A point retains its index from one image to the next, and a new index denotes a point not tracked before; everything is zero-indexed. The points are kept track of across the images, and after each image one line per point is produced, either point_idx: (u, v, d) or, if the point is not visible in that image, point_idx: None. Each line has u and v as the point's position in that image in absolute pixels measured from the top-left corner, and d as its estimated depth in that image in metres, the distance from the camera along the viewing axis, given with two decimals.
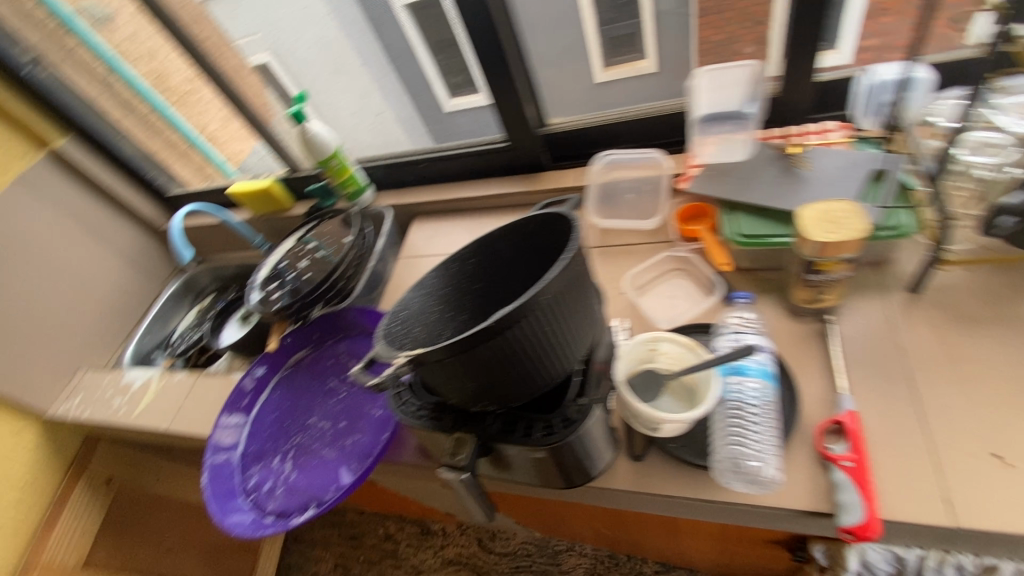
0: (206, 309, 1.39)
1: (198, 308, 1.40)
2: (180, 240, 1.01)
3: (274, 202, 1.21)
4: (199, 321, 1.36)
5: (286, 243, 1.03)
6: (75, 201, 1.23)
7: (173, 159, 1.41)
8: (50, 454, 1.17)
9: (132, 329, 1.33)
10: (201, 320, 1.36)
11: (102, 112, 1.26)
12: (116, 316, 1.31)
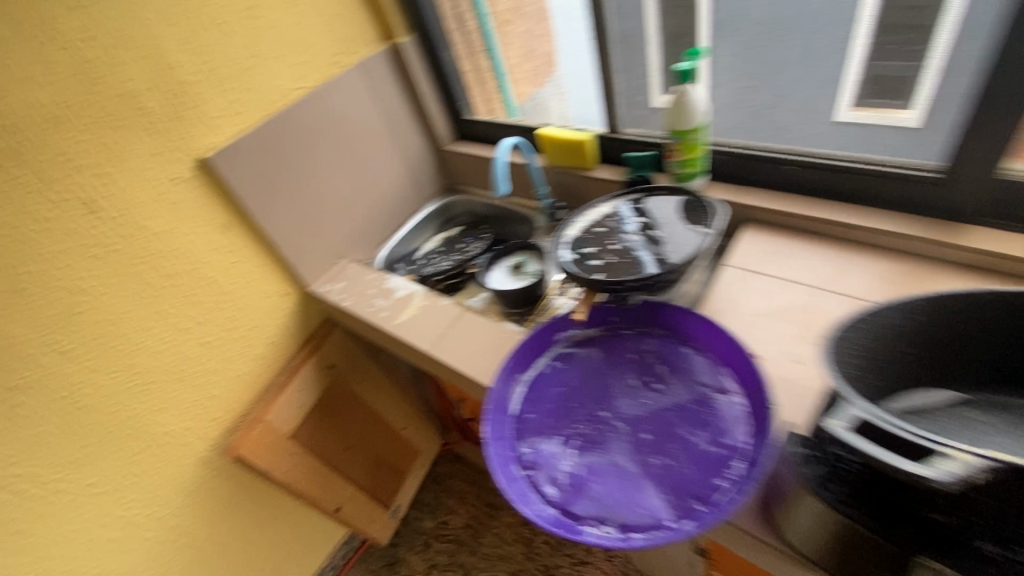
0: (451, 239, 1.41)
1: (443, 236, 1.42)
2: (501, 170, 0.95)
3: (579, 157, 1.11)
4: (444, 249, 1.38)
5: (604, 208, 0.94)
6: (391, 98, 1.23)
7: (473, 82, 1.36)
8: (297, 323, 1.23)
9: (389, 235, 1.36)
10: (446, 248, 1.38)
11: (441, 15, 1.23)
12: (380, 218, 1.32)
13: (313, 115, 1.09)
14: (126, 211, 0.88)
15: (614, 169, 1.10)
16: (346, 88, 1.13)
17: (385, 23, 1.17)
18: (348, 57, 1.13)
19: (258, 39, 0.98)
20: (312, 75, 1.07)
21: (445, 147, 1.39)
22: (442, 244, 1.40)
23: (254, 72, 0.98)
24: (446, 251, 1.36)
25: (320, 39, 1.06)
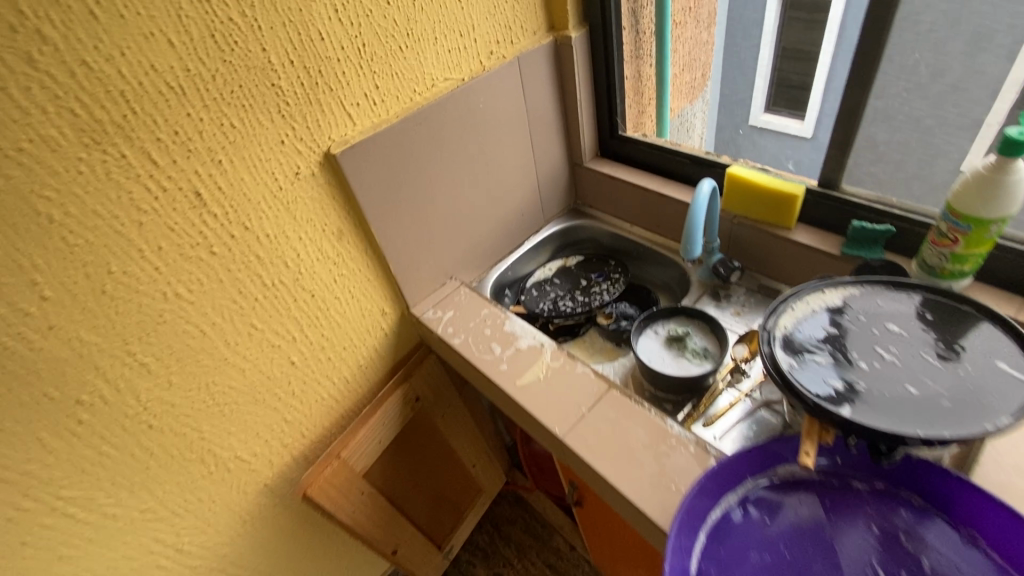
0: (569, 268, 1.22)
1: (560, 263, 1.23)
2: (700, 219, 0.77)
3: (778, 212, 0.87)
4: (561, 279, 1.19)
5: (831, 295, 0.70)
6: (540, 101, 1.03)
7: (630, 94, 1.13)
8: (390, 345, 1.06)
9: (502, 256, 1.17)
10: (564, 278, 1.19)
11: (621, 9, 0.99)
12: (497, 236, 1.13)
13: (454, 113, 0.90)
14: (235, 209, 0.72)
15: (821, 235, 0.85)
16: (496, 85, 0.94)
17: (558, 10, 0.95)
18: (506, 47, 0.92)
19: (416, 14, 0.78)
20: (464, 65, 0.88)
21: (584, 164, 1.17)
22: (558, 273, 1.22)
23: (404, 55, 0.80)
24: (563, 283, 1.17)
25: (481, 22, 0.86)
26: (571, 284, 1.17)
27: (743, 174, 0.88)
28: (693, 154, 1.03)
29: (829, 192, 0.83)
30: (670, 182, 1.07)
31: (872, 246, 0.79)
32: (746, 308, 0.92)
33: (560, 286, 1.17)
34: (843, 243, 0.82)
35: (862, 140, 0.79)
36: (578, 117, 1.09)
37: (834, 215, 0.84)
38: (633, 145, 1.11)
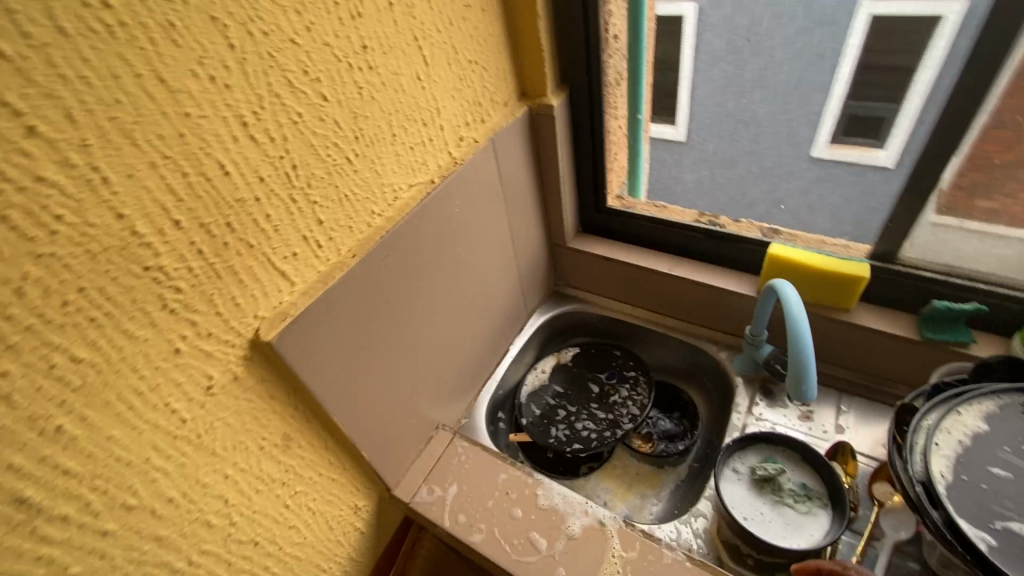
0: (566, 366, 0.98)
1: (553, 361, 0.99)
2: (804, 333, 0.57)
3: (838, 294, 0.73)
4: (562, 385, 0.95)
5: (970, 418, 0.57)
6: (517, 185, 0.81)
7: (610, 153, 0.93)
8: (370, 541, 0.75)
9: (489, 375, 0.92)
10: (565, 383, 0.95)
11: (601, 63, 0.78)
12: (481, 353, 0.88)
13: (426, 229, 0.65)
14: (108, 488, 0.40)
15: (889, 315, 0.73)
16: (470, 179, 0.70)
17: (531, 73, 0.73)
18: (477, 129, 0.69)
19: (366, 108, 0.52)
20: (431, 161, 0.63)
21: (567, 244, 0.96)
22: (555, 376, 0.97)
23: (354, 167, 0.53)
24: (568, 391, 0.94)
25: (446, 101, 0.62)
26: (579, 391, 0.94)
27: (790, 255, 0.74)
28: (708, 228, 0.83)
29: (892, 267, 0.71)
30: (680, 261, 0.88)
31: (959, 327, 0.68)
32: (813, 408, 0.78)
33: (564, 395, 0.94)
34: (921, 325, 0.70)
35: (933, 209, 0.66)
36: (558, 195, 0.88)
37: (901, 292, 0.72)
38: (629, 220, 0.91)
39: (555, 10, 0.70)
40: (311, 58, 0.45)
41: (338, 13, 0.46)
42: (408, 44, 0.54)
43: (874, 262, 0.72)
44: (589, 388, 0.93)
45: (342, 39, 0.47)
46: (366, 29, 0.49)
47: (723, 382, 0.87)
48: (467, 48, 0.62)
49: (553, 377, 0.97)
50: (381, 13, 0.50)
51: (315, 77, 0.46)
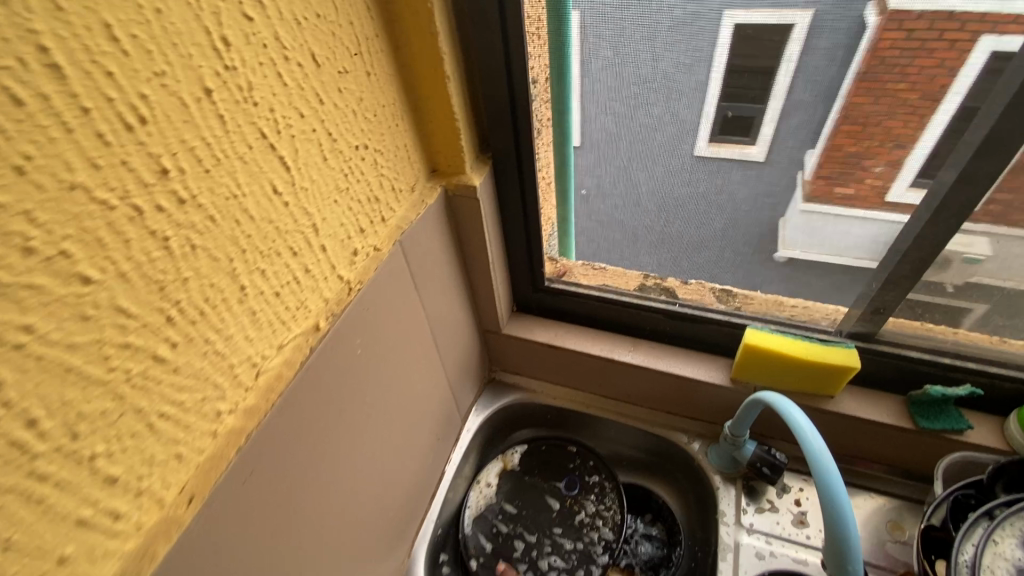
0: (516, 474, 0.81)
1: (500, 468, 0.82)
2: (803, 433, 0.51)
3: (823, 383, 0.64)
4: (515, 502, 0.78)
5: (1007, 546, 0.48)
6: (437, 282, 0.62)
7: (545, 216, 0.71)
8: None
9: (426, 514, 0.73)
10: (518, 499, 0.78)
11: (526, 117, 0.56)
12: (414, 495, 0.68)
13: (316, 397, 0.44)
14: None
15: (876, 398, 0.65)
16: (373, 303, 0.50)
17: (442, 145, 0.54)
18: (376, 232, 0.49)
19: (184, 264, 0.31)
20: (311, 300, 0.42)
21: (501, 331, 0.78)
22: (504, 490, 0.80)
23: (172, 363, 0.31)
24: (523, 511, 0.77)
25: (324, 211, 0.42)
26: (537, 509, 0.77)
27: (770, 343, 0.63)
28: (666, 306, 0.71)
29: (874, 350, 0.63)
30: (636, 344, 0.75)
31: (952, 412, 0.61)
32: (806, 509, 0.68)
33: (519, 517, 0.77)
34: (914, 411, 0.63)
35: (920, 288, 0.58)
36: (488, 282, 0.70)
37: (884, 373, 0.64)
38: (574, 299, 0.76)
39: (468, 64, 0.52)
40: (43, 221, 0.23)
41: (95, 128, 0.25)
42: (251, 146, 0.34)
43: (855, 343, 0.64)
44: (548, 502, 0.77)
45: (112, 168, 0.26)
46: (163, 141, 0.28)
47: (698, 478, 0.75)
48: (348, 130, 0.42)
49: (502, 491, 0.79)
50: (193, 109, 0.29)
51: (57, 249, 0.24)
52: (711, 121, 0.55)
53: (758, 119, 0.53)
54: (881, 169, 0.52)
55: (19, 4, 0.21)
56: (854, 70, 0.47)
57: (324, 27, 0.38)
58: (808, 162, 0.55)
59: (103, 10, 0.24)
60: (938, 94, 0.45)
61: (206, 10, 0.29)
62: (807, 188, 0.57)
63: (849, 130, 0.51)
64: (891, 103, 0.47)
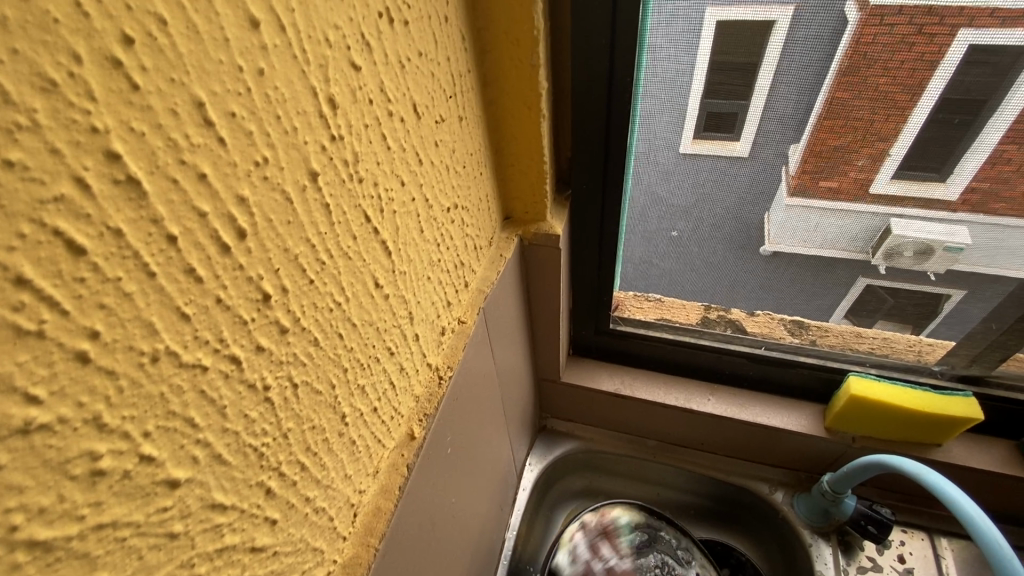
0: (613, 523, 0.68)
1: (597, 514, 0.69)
2: (996, 548, 0.44)
3: (936, 433, 0.59)
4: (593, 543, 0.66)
5: None
6: (507, 342, 0.53)
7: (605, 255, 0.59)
8: None
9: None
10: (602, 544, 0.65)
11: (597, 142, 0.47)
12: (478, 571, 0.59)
13: (412, 523, 0.35)
14: None
15: (983, 443, 0.62)
16: (461, 387, 0.41)
17: (523, 192, 0.47)
18: (462, 301, 0.41)
19: (285, 414, 0.22)
20: (404, 404, 0.34)
21: (560, 379, 0.71)
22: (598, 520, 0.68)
23: (269, 547, 0.23)
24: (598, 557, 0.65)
25: (418, 292, 0.33)
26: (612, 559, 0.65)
27: (884, 395, 0.58)
28: (751, 350, 0.66)
29: (984, 393, 0.60)
30: (715, 389, 0.69)
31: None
32: (913, 566, 0.63)
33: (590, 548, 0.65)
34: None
35: None
36: (555, 330, 0.62)
37: (992, 418, 0.61)
38: (644, 342, 0.69)
39: (558, 102, 0.45)
40: (116, 424, 0.15)
41: (184, 260, 0.16)
42: (354, 236, 0.25)
43: (963, 387, 0.60)
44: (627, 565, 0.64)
45: (203, 313, 0.17)
46: (265, 257, 0.20)
47: (784, 534, 0.68)
48: (442, 190, 0.34)
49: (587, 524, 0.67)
50: (297, 204, 0.21)
51: (134, 455, 0.16)
52: (694, 117, 0.47)
53: (741, 114, 0.45)
54: (865, 162, 0.46)
55: (74, 90, 0.12)
56: (835, 66, 0.41)
57: (425, 67, 0.29)
58: (791, 157, 0.48)
59: (194, 81, 0.16)
60: (918, 87, 0.41)
61: (314, 64, 0.20)
62: (788, 183, 0.50)
63: (830, 125, 0.45)
64: (872, 95, 0.42)
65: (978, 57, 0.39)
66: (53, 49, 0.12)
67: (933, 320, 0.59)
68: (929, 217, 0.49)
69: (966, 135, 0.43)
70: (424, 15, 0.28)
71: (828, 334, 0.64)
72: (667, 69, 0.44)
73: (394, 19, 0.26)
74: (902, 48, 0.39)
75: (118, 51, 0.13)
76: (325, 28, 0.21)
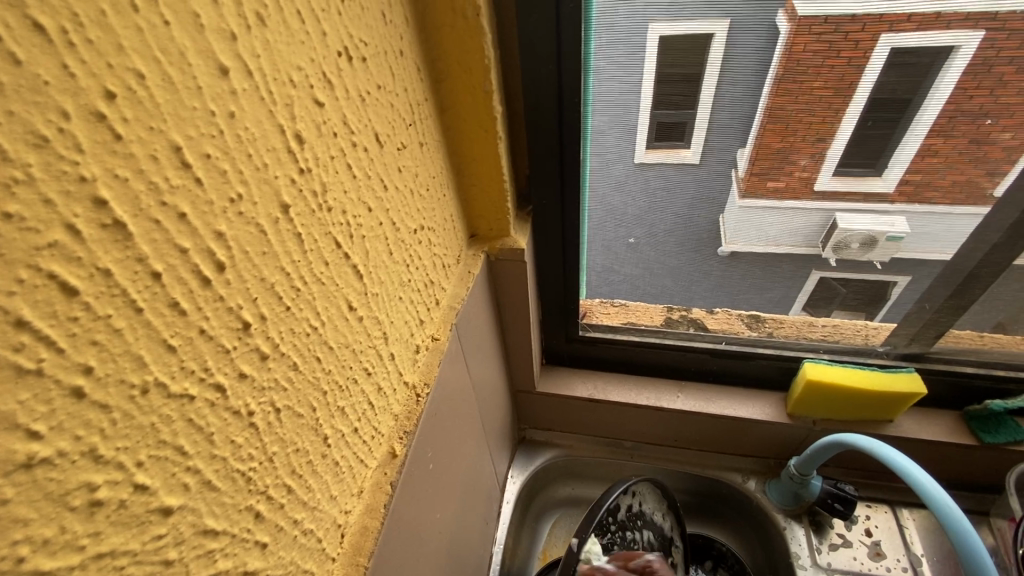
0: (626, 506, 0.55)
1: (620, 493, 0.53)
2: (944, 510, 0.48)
3: (886, 410, 0.63)
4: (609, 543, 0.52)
5: None
6: (481, 356, 0.55)
7: (569, 260, 0.60)
8: None
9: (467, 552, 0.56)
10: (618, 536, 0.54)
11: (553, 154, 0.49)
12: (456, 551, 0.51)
13: (399, 540, 0.36)
14: None
15: (930, 416, 0.66)
16: (439, 403, 0.42)
17: (485, 210, 0.49)
18: (434, 319, 0.42)
19: (269, 438, 0.23)
20: (384, 422, 0.34)
21: (535, 389, 0.72)
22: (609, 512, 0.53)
23: (260, 571, 0.23)
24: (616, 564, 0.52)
25: (390, 313, 0.34)
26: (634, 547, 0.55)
27: (836, 377, 0.62)
28: (713, 346, 0.69)
29: (929, 368, 0.65)
30: (683, 386, 0.72)
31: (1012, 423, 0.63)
32: (879, 538, 0.66)
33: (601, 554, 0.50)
34: (974, 426, 0.64)
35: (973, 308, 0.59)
36: (526, 341, 0.64)
37: (936, 391, 0.66)
38: (612, 346, 0.71)
39: (512, 121, 0.47)
40: (112, 454, 0.16)
41: (169, 295, 0.17)
42: (326, 262, 0.26)
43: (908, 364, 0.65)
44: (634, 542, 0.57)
45: (188, 344, 0.18)
46: (243, 287, 0.21)
47: (759, 520, 0.71)
48: (408, 214, 0.36)
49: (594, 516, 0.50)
50: (271, 236, 0.22)
51: (129, 484, 0.16)
52: (646, 128, 0.49)
53: (690, 124, 0.49)
54: (807, 162, 0.50)
55: (64, 143, 0.14)
56: (772, 73, 0.44)
57: (384, 99, 0.31)
58: (740, 161, 0.51)
59: (171, 128, 0.17)
60: (850, 88, 0.44)
61: (280, 103, 0.22)
62: (739, 185, 0.53)
63: (774, 129, 0.48)
64: (808, 99, 0.46)
65: (902, 59, 0.42)
66: (44, 108, 0.13)
67: (883, 306, 0.63)
68: (866, 209, 0.53)
69: (896, 131, 0.47)
70: (380, 50, 0.30)
71: (782, 325, 0.69)
72: (611, 89, 0.47)
73: (352, 56, 0.27)
74: (832, 54, 0.42)
75: (103, 106, 0.14)
76: (288, 70, 0.22)
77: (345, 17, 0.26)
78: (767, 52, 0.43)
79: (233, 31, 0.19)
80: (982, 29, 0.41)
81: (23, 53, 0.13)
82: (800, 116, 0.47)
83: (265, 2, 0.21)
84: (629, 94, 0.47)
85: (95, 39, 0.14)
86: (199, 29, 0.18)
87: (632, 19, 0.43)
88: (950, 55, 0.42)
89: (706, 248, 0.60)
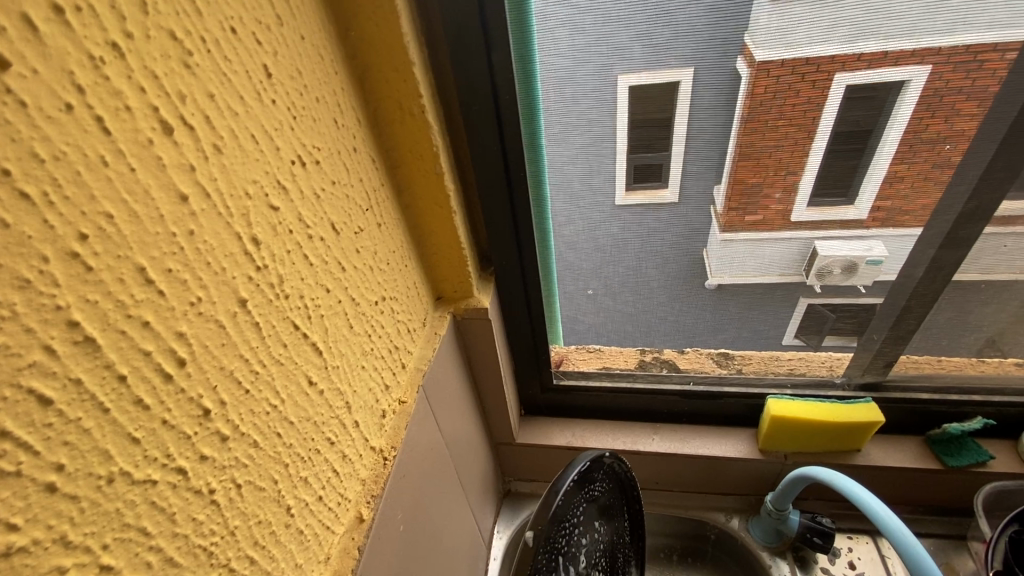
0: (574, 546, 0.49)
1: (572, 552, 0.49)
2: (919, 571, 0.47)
3: (851, 440, 0.66)
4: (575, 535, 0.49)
5: None
6: (454, 413, 0.57)
7: (536, 309, 0.63)
8: None
9: None
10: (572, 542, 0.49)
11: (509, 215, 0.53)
12: None
13: None
14: None
15: (897, 443, 0.69)
16: (407, 466, 0.44)
17: (449, 275, 0.52)
18: (401, 382, 0.45)
19: (232, 512, 0.25)
20: (350, 488, 0.36)
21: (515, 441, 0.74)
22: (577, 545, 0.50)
23: None
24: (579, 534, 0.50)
25: (353, 382, 0.37)
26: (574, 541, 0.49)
27: (798, 411, 0.64)
28: (681, 387, 0.72)
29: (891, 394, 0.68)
30: (658, 428, 0.74)
31: (972, 446, 0.66)
32: (863, 570, 0.67)
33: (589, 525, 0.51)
34: (937, 450, 0.66)
35: (918, 339, 0.63)
36: (500, 394, 0.66)
37: (898, 418, 0.69)
38: (587, 393, 0.74)
39: (466, 192, 0.51)
40: (80, 539, 0.18)
41: (133, 393, 0.20)
42: (284, 344, 0.29)
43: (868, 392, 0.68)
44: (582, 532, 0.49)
45: (151, 434, 0.21)
46: (204, 377, 0.23)
47: (746, 560, 0.71)
48: (368, 288, 0.39)
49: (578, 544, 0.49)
50: (230, 328, 0.25)
51: (96, 566, 0.19)
52: (625, 172, 0.52)
53: (666, 164, 0.52)
54: (781, 194, 0.52)
55: (43, 281, 0.17)
56: (739, 113, 0.47)
57: (339, 192, 0.35)
58: (717, 196, 0.53)
59: (136, 253, 0.20)
60: (813, 124, 0.47)
61: (236, 214, 0.25)
62: (721, 219, 0.55)
63: (745, 165, 0.51)
64: (774, 137, 0.48)
65: (858, 94, 0.44)
66: (27, 257, 0.16)
67: (868, 331, 0.64)
68: (846, 235, 0.55)
69: (862, 160, 0.48)
70: (333, 151, 0.34)
71: (749, 361, 0.71)
72: (556, 163, 0.52)
73: (307, 162, 0.31)
74: (791, 94, 0.45)
75: (76, 246, 0.18)
76: (244, 184, 0.26)
77: (298, 130, 0.30)
78: (732, 94, 0.46)
79: (191, 163, 0.23)
80: (928, 64, 0.42)
81: (12, 218, 0.16)
82: (744, 154, 0.50)
83: (221, 134, 0.24)
84: (585, 155, 0.51)
85: (71, 195, 0.18)
86: (161, 167, 0.21)
87: (564, 103, 0.48)
88: (902, 89, 0.44)
89: (673, 289, 0.63)
